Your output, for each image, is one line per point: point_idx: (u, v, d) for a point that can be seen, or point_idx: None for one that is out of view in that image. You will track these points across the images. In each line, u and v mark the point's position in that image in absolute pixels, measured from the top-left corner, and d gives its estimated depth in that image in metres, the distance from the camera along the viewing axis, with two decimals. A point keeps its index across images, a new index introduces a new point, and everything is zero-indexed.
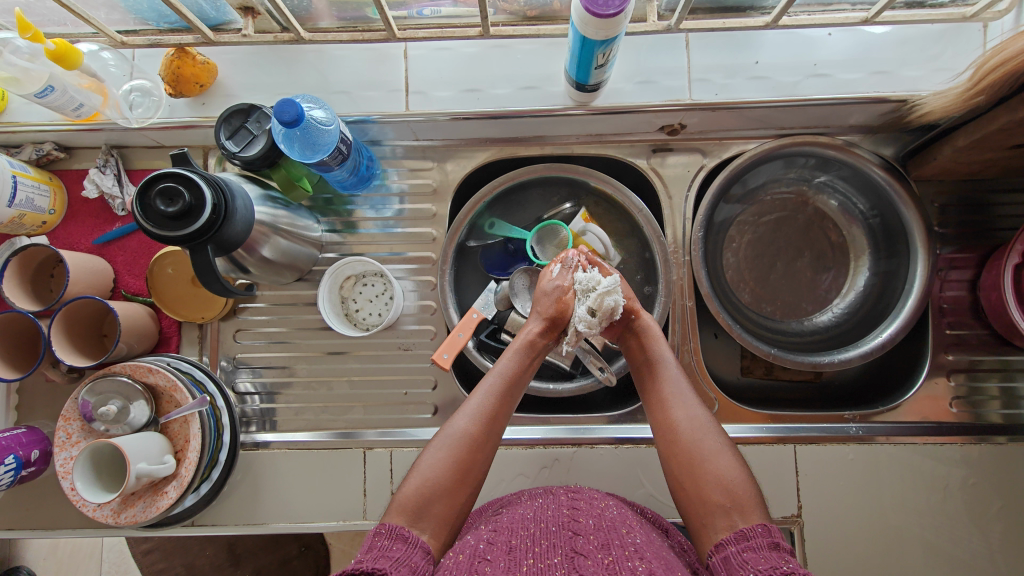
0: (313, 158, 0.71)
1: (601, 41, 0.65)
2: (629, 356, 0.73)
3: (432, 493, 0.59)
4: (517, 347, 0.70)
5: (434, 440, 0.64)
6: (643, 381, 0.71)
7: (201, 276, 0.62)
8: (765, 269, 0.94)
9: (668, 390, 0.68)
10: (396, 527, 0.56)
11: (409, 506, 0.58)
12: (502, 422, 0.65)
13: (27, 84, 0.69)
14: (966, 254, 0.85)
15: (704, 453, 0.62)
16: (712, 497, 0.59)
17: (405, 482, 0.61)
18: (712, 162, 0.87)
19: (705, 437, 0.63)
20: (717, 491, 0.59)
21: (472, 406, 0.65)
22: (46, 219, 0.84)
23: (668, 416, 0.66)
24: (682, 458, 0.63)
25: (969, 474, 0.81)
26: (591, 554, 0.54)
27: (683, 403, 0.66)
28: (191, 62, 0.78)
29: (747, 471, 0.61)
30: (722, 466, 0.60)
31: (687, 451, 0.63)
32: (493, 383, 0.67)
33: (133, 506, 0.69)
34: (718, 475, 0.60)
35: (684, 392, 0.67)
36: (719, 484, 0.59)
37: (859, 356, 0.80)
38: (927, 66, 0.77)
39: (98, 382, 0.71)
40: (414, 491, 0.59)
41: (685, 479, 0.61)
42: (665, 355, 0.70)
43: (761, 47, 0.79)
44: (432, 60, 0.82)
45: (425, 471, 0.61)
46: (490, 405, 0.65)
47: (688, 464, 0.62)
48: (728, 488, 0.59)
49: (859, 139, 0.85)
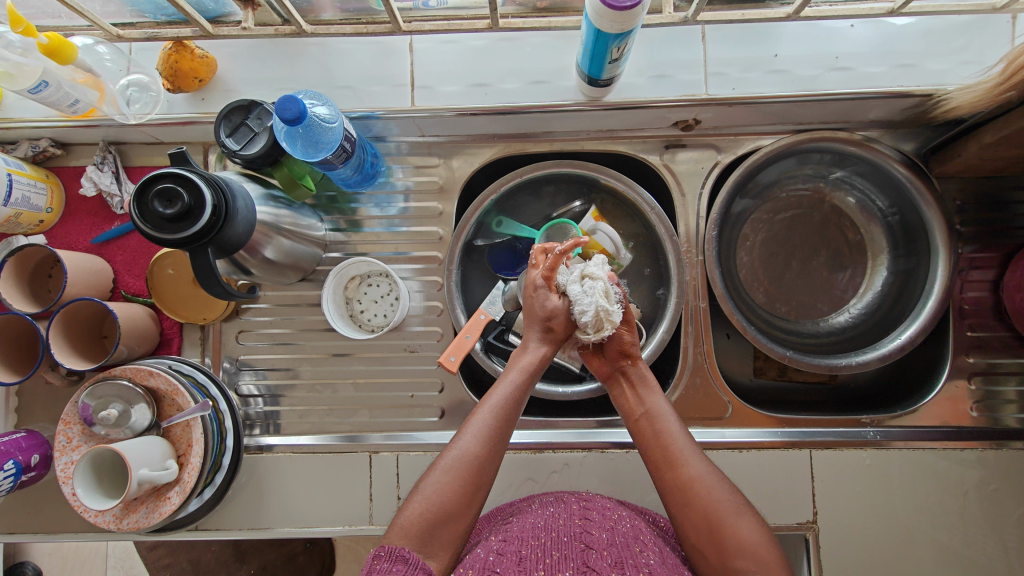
0: (316, 157, 0.69)
1: (616, 34, 0.62)
2: (624, 408, 0.68)
3: (438, 518, 0.56)
4: (524, 367, 0.65)
5: (437, 462, 0.60)
6: (645, 438, 0.65)
7: (202, 280, 0.60)
8: (780, 269, 0.92)
9: (670, 442, 0.63)
10: (397, 549, 0.53)
11: (413, 530, 0.55)
12: (506, 443, 0.62)
13: (21, 80, 0.67)
14: (987, 254, 0.83)
15: (725, 513, 0.58)
16: (735, 562, 0.55)
17: (406, 505, 0.58)
18: (726, 158, 0.85)
19: (723, 493, 0.59)
20: (741, 556, 0.55)
21: (476, 426, 0.61)
22: (43, 218, 0.82)
23: (678, 474, 0.61)
24: (698, 518, 0.58)
25: (987, 479, 0.79)
26: (604, 570, 0.52)
27: (692, 459, 0.62)
28: (189, 56, 0.75)
29: (766, 529, 0.58)
30: (743, 526, 0.57)
31: (703, 513, 0.58)
32: (497, 403, 0.62)
33: (136, 512, 0.68)
34: (738, 538, 0.56)
35: (689, 445, 0.63)
36: (742, 548, 0.56)
37: (878, 358, 0.78)
38: (952, 59, 0.74)
39: (99, 385, 0.69)
40: (417, 515, 0.56)
41: (704, 542, 0.58)
42: (668, 410, 0.66)
43: (780, 40, 0.77)
44: (438, 53, 0.80)
45: (427, 495, 0.57)
46: (494, 427, 0.61)
47: (706, 528, 0.58)
48: (752, 550, 0.55)
49: (879, 135, 0.82)
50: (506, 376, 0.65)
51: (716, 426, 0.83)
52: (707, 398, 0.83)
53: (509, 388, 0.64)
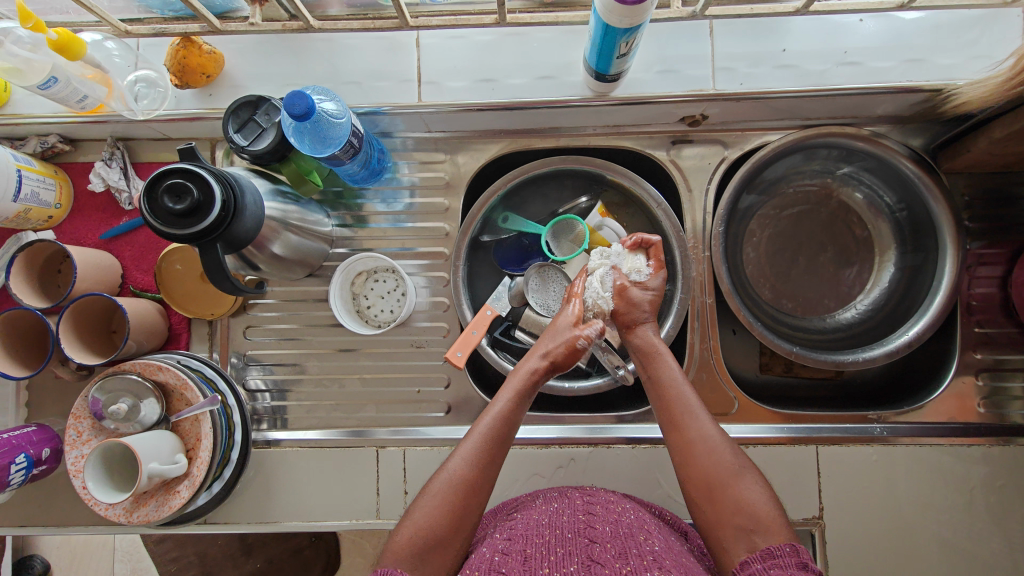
0: (324, 153, 0.69)
1: (625, 29, 0.62)
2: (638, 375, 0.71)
3: (430, 541, 0.57)
4: (514, 385, 0.67)
5: (429, 484, 0.61)
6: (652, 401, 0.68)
7: (210, 274, 0.60)
8: (786, 265, 0.92)
9: (678, 404, 0.65)
10: (391, 570, 0.53)
11: (406, 552, 0.56)
12: (496, 465, 0.62)
13: (30, 75, 0.67)
14: (996, 250, 0.82)
15: (725, 474, 0.59)
16: (731, 520, 0.56)
17: (398, 528, 0.58)
18: (733, 153, 0.84)
19: (725, 457, 0.60)
20: (738, 514, 0.56)
21: (467, 448, 0.62)
22: (52, 214, 0.83)
23: (683, 435, 0.63)
24: (699, 477, 0.60)
25: (993, 475, 0.79)
26: (608, 563, 0.53)
27: (697, 421, 0.63)
28: (197, 52, 0.75)
29: (773, 494, 0.58)
30: (743, 487, 0.58)
31: (704, 472, 0.60)
32: (487, 427, 0.63)
33: (145, 505, 0.69)
34: (737, 497, 0.57)
35: (697, 408, 0.64)
36: (739, 506, 0.56)
37: (884, 354, 0.78)
38: (962, 54, 0.74)
39: (108, 380, 0.69)
40: (409, 537, 0.57)
41: (704, 501, 0.59)
42: (676, 372, 0.68)
43: (789, 34, 0.76)
44: (445, 48, 0.80)
45: (419, 518, 0.58)
46: (484, 449, 0.62)
47: (706, 488, 0.59)
48: (750, 510, 0.56)
49: (887, 130, 0.82)
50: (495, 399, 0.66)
51: (722, 421, 0.83)
52: (713, 393, 0.83)
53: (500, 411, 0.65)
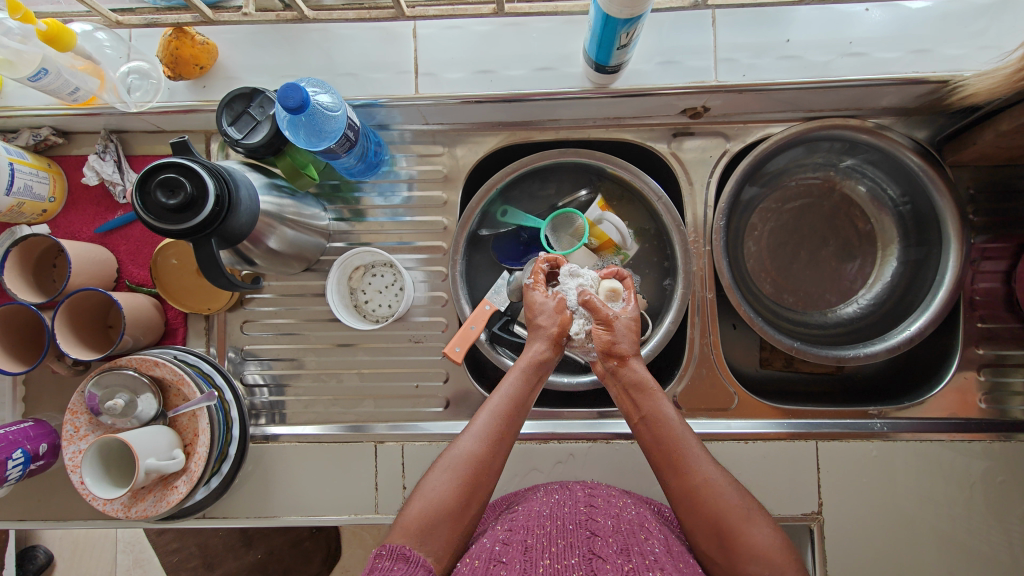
0: (319, 146, 0.68)
1: (625, 20, 0.61)
2: (625, 413, 0.65)
3: (438, 516, 0.57)
4: (521, 367, 0.65)
5: (438, 461, 0.61)
6: (646, 443, 0.63)
7: (205, 271, 0.60)
8: (788, 259, 0.91)
9: (676, 447, 0.61)
10: (398, 547, 0.53)
11: (413, 527, 0.56)
12: (507, 444, 0.61)
13: (21, 68, 0.66)
14: (1000, 245, 0.81)
15: (734, 520, 0.57)
16: (746, 566, 0.55)
17: (408, 503, 0.58)
18: (735, 146, 0.83)
19: (731, 496, 0.58)
20: (755, 561, 0.55)
21: (477, 425, 0.61)
22: (46, 208, 0.82)
23: (686, 481, 0.59)
24: (707, 523, 0.58)
25: (994, 470, 0.78)
26: (611, 557, 0.53)
27: (699, 464, 0.60)
28: (190, 43, 0.74)
29: (776, 527, 0.58)
30: (755, 532, 0.56)
31: (712, 518, 0.57)
32: (499, 403, 0.62)
33: (143, 500, 0.68)
34: (751, 542, 0.56)
35: (695, 447, 0.61)
36: (756, 554, 0.55)
37: (886, 350, 0.77)
38: (971, 44, 0.73)
39: (104, 375, 0.69)
40: (417, 513, 0.57)
41: (715, 548, 0.57)
42: (670, 410, 0.62)
43: (792, 24, 0.75)
44: (442, 39, 0.78)
45: (428, 493, 0.58)
46: (495, 426, 0.61)
47: (716, 532, 0.57)
48: (766, 555, 0.55)
49: (892, 122, 0.81)
50: (506, 377, 0.65)
51: (722, 416, 0.82)
52: (712, 388, 0.83)
53: (516, 385, 0.64)
